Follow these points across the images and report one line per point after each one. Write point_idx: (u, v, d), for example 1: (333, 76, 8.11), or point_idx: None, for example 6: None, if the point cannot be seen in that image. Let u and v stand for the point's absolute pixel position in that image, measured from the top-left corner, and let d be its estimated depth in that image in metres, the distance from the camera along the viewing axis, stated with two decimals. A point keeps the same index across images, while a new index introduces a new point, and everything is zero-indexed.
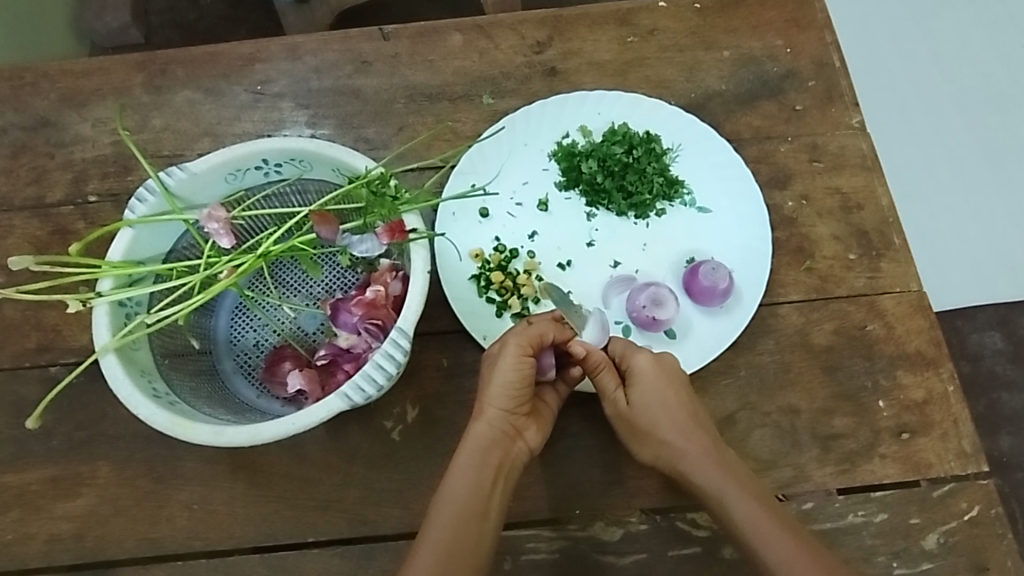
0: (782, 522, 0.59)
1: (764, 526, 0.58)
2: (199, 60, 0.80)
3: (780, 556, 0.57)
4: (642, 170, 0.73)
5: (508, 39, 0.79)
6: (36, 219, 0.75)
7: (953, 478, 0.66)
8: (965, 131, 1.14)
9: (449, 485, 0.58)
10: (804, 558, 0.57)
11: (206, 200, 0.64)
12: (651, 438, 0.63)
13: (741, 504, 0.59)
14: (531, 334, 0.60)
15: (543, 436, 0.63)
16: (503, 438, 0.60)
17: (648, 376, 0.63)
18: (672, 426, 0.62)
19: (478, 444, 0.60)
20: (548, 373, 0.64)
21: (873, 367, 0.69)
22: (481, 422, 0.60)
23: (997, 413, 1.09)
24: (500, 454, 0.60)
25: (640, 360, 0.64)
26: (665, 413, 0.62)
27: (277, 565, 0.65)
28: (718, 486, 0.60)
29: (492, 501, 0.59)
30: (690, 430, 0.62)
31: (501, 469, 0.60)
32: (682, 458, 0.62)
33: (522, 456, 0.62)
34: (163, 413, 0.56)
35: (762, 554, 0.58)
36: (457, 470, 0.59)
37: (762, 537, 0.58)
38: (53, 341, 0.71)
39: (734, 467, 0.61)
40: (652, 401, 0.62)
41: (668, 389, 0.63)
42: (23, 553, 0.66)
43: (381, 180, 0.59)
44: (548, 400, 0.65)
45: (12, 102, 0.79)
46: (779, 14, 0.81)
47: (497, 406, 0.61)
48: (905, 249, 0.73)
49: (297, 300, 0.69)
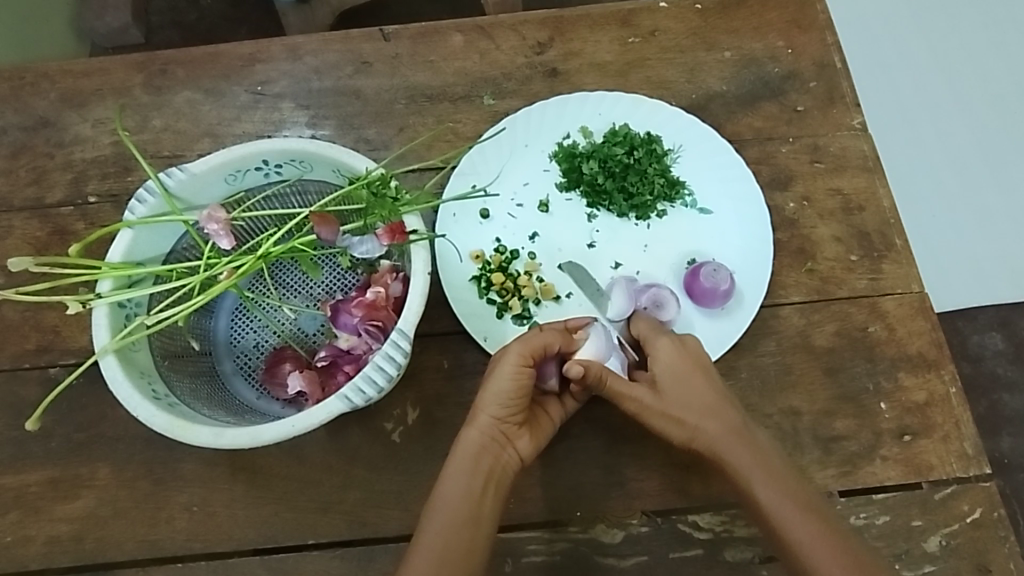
0: (805, 503, 0.58)
1: (786, 508, 0.58)
2: (199, 60, 0.79)
3: (804, 538, 0.57)
4: (643, 172, 0.73)
5: (508, 40, 0.79)
6: (36, 220, 0.75)
7: (955, 480, 0.66)
8: (966, 131, 1.13)
9: (443, 490, 0.58)
10: (826, 541, 0.56)
11: (206, 202, 0.63)
12: (679, 423, 0.62)
13: (767, 487, 0.59)
14: (532, 344, 0.60)
15: (536, 445, 0.63)
16: (493, 445, 0.60)
17: (670, 361, 0.63)
18: (700, 409, 0.62)
19: (468, 451, 0.59)
20: (549, 381, 0.64)
21: (875, 369, 0.69)
22: (472, 429, 0.60)
23: (998, 414, 1.09)
24: (490, 461, 0.60)
25: (663, 344, 0.64)
26: (690, 396, 0.62)
27: (277, 567, 0.64)
28: (746, 468, 0.60)
29: (485, 508, 0.58)
30: (719, 411, 0.62)
31: (492, 476, 0.59)
32: (714, 439, 0.61)
33: (514, 464, 0.61)
34: (162, 415, 0.56)
35: (786, 536, 0.57)
36: (449, 476, 0.59)
37: (785, 521, 0.57)
38: (52, 342, 0.71)
39: (760, 448, 0.61)
40: (676, 384, 0.63)
41: (692, 373, 0.63)
42: (22, 555, 0.65)
43: (381, 182, 0.58)
44: (549, 411, 0.65)
45: (11, 102, 0.79)
46: (780, 15, 0.81)
47: (490, 413, 0.60)
48: (907, 251, 0.73)
49: (296, 301, 0.69)
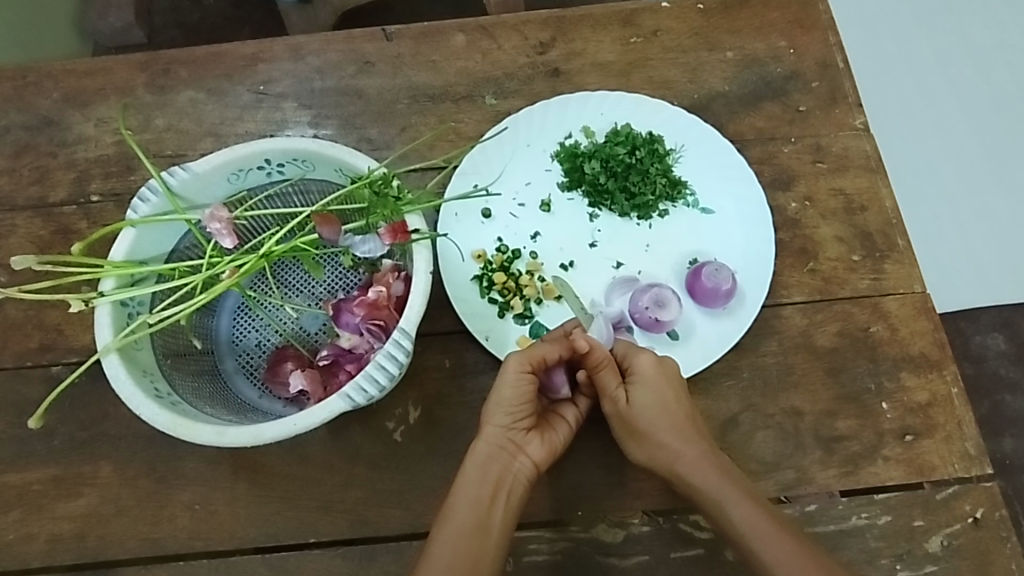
0: (781, 523, 0.59)
1: (763, 530, 0.58)
2: (202, 60, 0.80)
3: (779, 557, 0.57)
4: (645, 171, 0.73)
5: (510, 40, 0.79)
6: (40, 219, 0.75)
7: (957, 481, 0.66)
8: (966, 130, 1.13)
9: (454, 501, 0.59)
10: (803, 561, 0.57)
11: (209, 201, 0.64)
12: (648, 439, 0.63)
13: (738, 508, 0.59)
14: (533, 354, 0.61)
15: (549, 449, 0.62)
16: (502, 453, 0.61)
17: (649, 378, 0.63)
18: (669, 430, 0.62)
19: (478, 460, 0.61)
20: (560, 391, 0.65)
21: (877, 369, 0.69)
22: (480, 440, 0.61)
23: (1001, 415, 1.08)
24: (499, 469, 0.61)
25: (643, 359, 0.64)
26: (663, 417, 0.62)
27: (279, 566, 0.64)
28: (715, 491, 0.60)
29: (496, 516, 0.59)
30: (687, 433, 0.62)
31: (502, 484, 0.60)
32: (677, 461, 0.62)
33: (526, 472, 0.61)
34: (166, 413, 0.56)
35: (761, 556, 0.58)
36: (460, 487, 0.60)
37: (760, 539, 0.58)
38: (55, 341, 0.71)
39: (730, 471, 0.62)
40: (654, 401, 0.62)
41: (667, 392, 0.63)
42: (24, 553, 0.65)
43: (383, 181, 0.59)
44: (564, 414, 0.65)
45: (15, 101, 0.79)
46: (783, 15, 0.81)
47: (496, 422, 0.61)
48: (910, 251, 0.73)
49: (300, 300, 0.69)
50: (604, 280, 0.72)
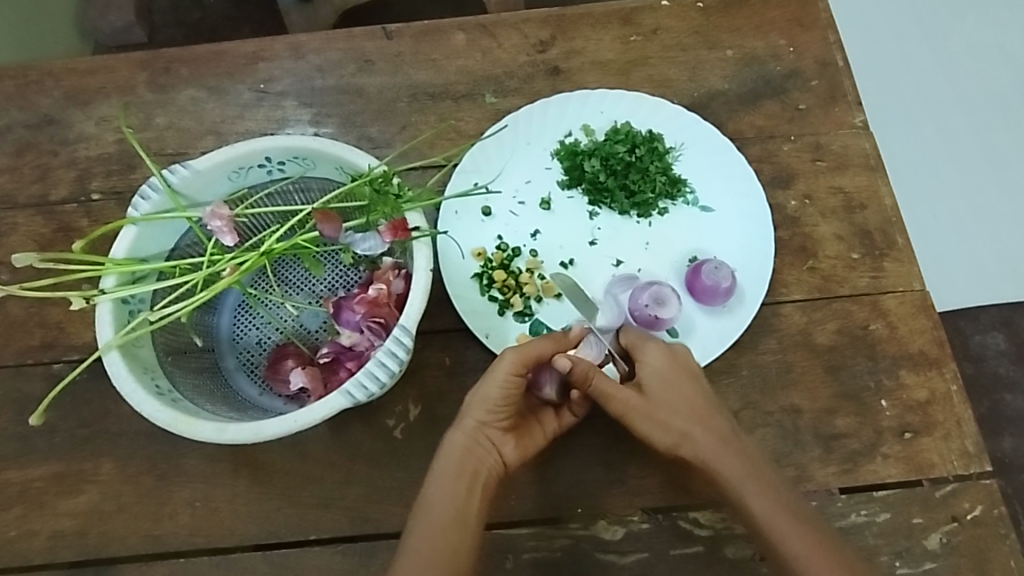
0: (797, 514, 0.59)
1: (781, 520, 0.58)
2: (203, 58, 0.80)
3: (798, 549, 0.57)
4: (645, 169, 0.73)
5: (510, 38, 0.80)
6: (41, 217, 0.76)
7: (955, 478, 0.66)
8: (966, 128, 1.14)
9: (430, 494, 0.59)
10: (818, 556, 0.56)
11: (210, 198, 0.64)
12: (671, 427, 0.62)
13: (758, 497, 0.59)
14: (527, 353, 0.61)
15: (522, 454, 0.63)
16: (478, 448, 0.61)
17: (659, 368, 0.63)
18: (689, 416, 0.62)
19: (454, 452, 0.60)
20: (545, 390, 0.66)
21: (876, 367, 0.69)
22: (457, 432, 0.61)
23: (1000, 414, 1.08)
24: (474, 462, 0.60)
25: (652, 350, 0.64)
26: (683, 404, 0.62)
27: (280, 563, 0.65)
28: (737, 478, 0.60)
29: (470, 511, 0.59)
30: (706, 419, 0.62)
31: (474, 479, 0.60)
32: (703, 448, 0.61)
33: (495, 471, 0.62)
34: (167, 410, 0.56)
35: (782, 547, 0.57)
36: (436, 479, 0.60)
37: (779, 530, 0.58)
38: (57, 338, 0.71)
39: (751, 457, 0.61)
40: (669, 389, 0.63)
41: (681, 380, 0.63)
42: (26, 550, 0.66)
43: (384, 178, 0.59)
44: (541, 421, 0.65)
45: (17, 100, 0.80)
46: (783, 14, 0.81)
47: (475, 418, 0.61)
48: (909, 249, 0.73)
49: (300, 298, 0.70)
50: (603, 278, 0.72)
